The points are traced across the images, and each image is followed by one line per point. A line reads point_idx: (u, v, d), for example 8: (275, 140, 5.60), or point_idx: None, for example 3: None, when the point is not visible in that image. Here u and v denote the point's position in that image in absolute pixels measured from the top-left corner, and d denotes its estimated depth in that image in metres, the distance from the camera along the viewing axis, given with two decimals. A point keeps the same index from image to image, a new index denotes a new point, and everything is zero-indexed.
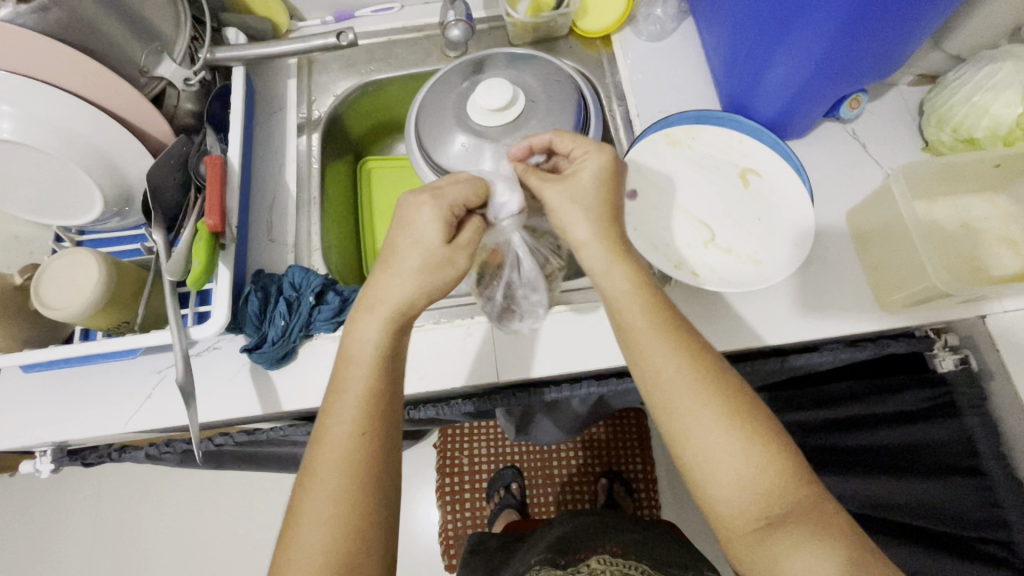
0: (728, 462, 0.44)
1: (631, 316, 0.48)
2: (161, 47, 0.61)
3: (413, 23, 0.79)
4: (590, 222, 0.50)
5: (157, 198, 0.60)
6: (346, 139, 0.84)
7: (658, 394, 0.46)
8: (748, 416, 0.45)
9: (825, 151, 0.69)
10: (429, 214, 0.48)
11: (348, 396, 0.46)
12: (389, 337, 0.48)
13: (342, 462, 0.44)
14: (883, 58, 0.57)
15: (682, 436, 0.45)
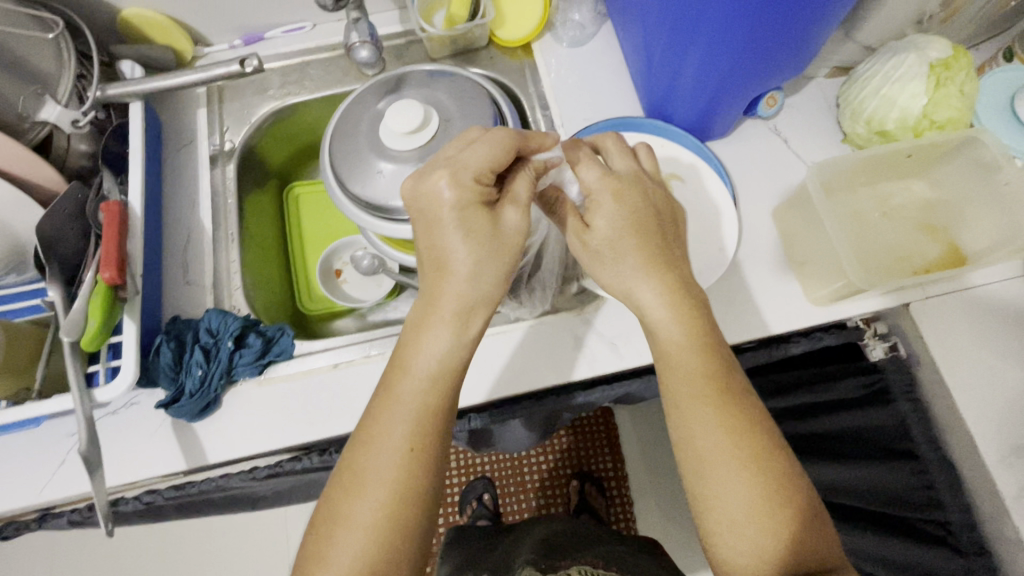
0: (756, 546, 0.41)
1: (684, 366, 0.46)
2: (41, 89, 0.57)
3: (327, 42, 0.77)
4: (624, 262, 0.48)
5: (54, 250, 0.56)
6: (268, 167, 0.80)
7: (699, 462, 0.44)
8: (786, 498, 0.42)
9: (748, 149, 0.70)
10: (450, 194, 0.45)
11: (399, 411, 0.43)
12: (452, 352, 0.45)
13: (365, 535, 0.41)
14: (791, 50, 0.56)
15: (714, 514, 0.43)
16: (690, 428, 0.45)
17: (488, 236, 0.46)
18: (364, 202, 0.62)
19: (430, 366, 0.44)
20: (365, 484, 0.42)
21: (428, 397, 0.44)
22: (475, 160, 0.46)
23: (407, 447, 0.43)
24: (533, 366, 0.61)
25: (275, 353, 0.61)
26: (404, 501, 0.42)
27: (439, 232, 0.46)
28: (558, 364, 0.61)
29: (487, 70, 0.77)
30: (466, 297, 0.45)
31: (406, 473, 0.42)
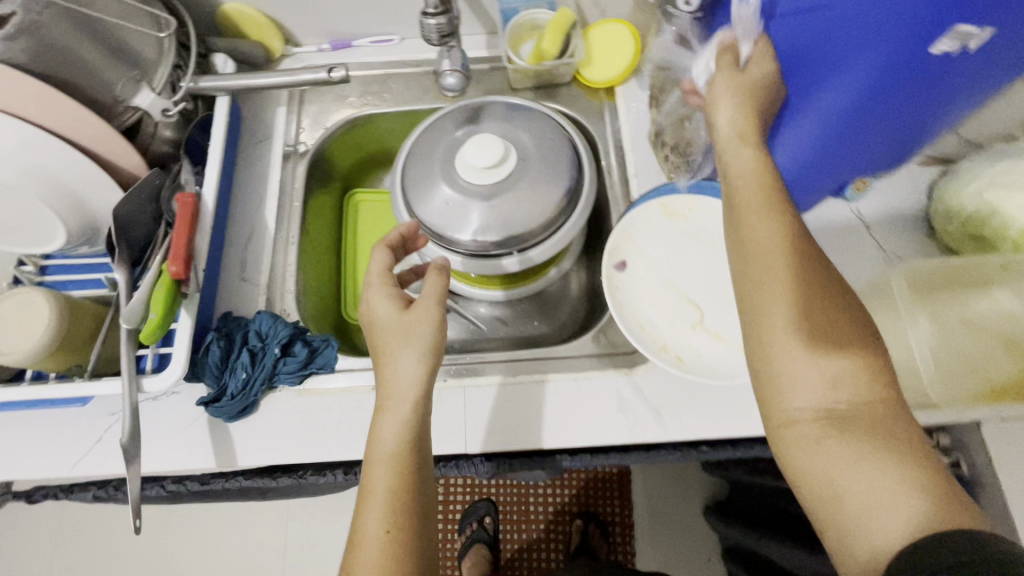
0: (813, 361, 0.38)
1: (745, 179, 0.44)
2: (139, 76, 0.58)
3: (413, 57, 0.77)
4: (734, 111, 0.47)
5: (125, 234, 0.58)
6: (333, 171, 0.80)
7: (754, 273, 0.41)
8: (841, 316, 0.40)
9: (828, 230, 0.66)
10: (378, 302, 0.51)
11: (374, 496, 0.44)
12: (410, 430, 0.46)
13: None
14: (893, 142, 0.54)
15: (769, 322, 0.40)
16: (755, 231, 0.42)
17: (402, 330, 0.49)
18: (429, 229, 0.61)
19: (389, 447, 0.45)
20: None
21: (400, 478, 0.44)
22: (378, 268, 0.53)
23: (389, 533, 0.42)
24: (573, 422, 0.59)
25: (318, 365, 0.61)
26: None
27: (378, 334, 0.50)
28: (602, 426, 0.58)
29: (566, 108, 0.76)
30: (403, 385, 0.47)
31: (395, 557, 0.42)
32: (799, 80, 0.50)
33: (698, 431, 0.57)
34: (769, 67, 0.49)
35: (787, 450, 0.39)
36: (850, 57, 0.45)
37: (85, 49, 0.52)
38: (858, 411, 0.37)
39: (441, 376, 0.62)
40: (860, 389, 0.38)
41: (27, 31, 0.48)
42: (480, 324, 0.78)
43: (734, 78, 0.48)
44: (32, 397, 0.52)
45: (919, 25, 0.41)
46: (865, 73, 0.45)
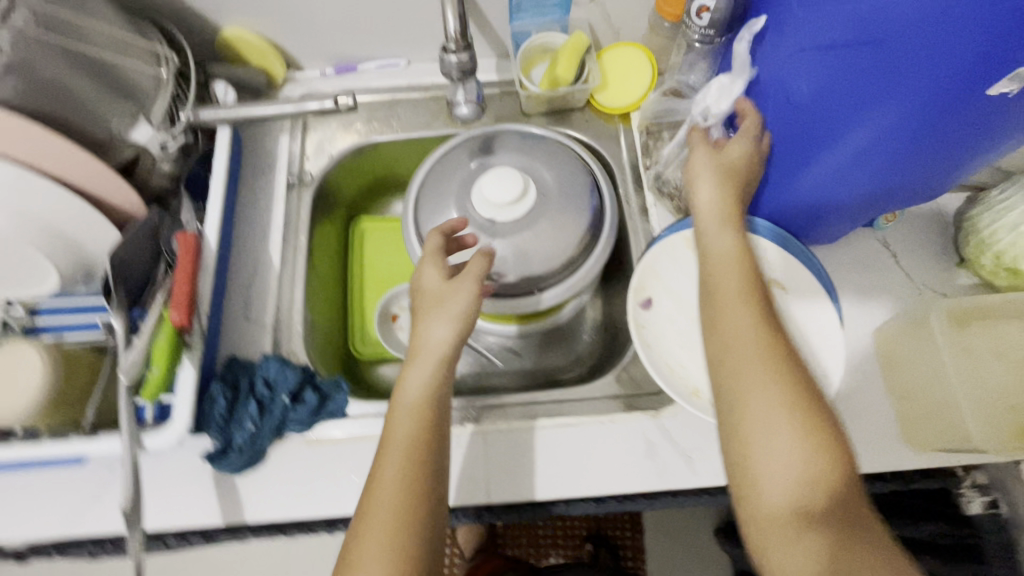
0: (784, 439, 0.42)
1: (725, 268, 0.50)
2: (136, 109, 0.54)
3: (419, 82, 0.75)
4: (716, 187, 0.53)
5: (123, 275, 0.55)
6: (338, 200, 0.77)
7: (736, 358, 0.46)
8: (810, 404, 0.43)
9: (855, 261, 0.64)
10: (427, 267, 0.53)
11: (383, 499, 0.44)
12: (422, 440, 0.46)
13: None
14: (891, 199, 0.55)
15: (743, 419, 0.44)
16: (734, 321, 0.47)
17: (445, 304, 0.51)
18: None
19: (401, 453, 0.46)
20: (366, 544, 0.43)
21: (410, 487, 0.45)
22: (431, 242, 0.55)
23: (394, 539, 0.43)
24: (600, 469, 0.56)
25: (329, 411, 0.57)
26: (403, 545, 0.43)
27: (423, 302, 0.52)
28: (629, 472, 0.56)
29: (579, 133, 0.73)
30: (420, 396, 0.48)
31: (405, 510, 0.44)
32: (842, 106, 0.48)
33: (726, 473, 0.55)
34: (744, 142, 0.55)
35: (752, 525, 0.42)
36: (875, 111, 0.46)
37: (79, 81, 0.49)
38: (825, 502, 0.40)
39: (460, 420, 0.59)
40: (830, 475, 0.41)
41: (19, 70, 0.45)
42: (491, 357, 0.75)
43: (716, 154, 0.54)
44: (24, 458, 0.49)
45: (950, 101, 0.42)
46: (886, 129, 0.46)
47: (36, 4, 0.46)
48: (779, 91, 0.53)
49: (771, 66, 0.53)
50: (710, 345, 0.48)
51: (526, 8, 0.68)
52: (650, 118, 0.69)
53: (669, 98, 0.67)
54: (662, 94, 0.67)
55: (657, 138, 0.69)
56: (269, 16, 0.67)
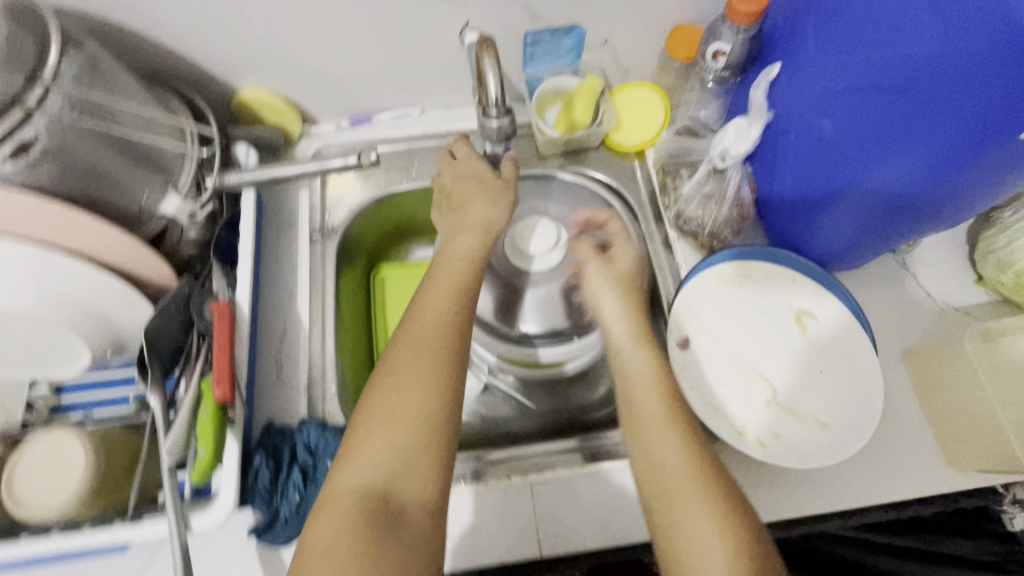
0: (715, 551, 0.41)
1: (646, 400, 0.50)
2: (165, 181, 0.54)
3: (435, 130, 0.76)
4: (618, 303, 0.59)
5: (155, 349, 0.54)
6: (359, 250, 0.77)
7: (662, 485, 0.46)
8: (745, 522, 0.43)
9: (878, 285, 0.66)
10: (473, 168, 0.62)
11: (401, 383, 0.47)
12: (450, 306, 0.52)
13: (391, 441, 0.45)
14: (907, 229, 0.55)
15: (683, 539, 0.43)
16: (662, 451, 0.47)
17: (483, 189, 0.61)
18: None
19: (424, 318, 0.51)
20: (399, 391, 0.47)
21: (426, 365, 0.48)
22: (462, 152, 0.65)
23: (407, 418, 0.46)
24: None
25: None
26: (437, 390, 0.47)
27: (479, 185, 0.62)
28: None
29: (597, 172, 0.74)
30: (441, 300, 0.52)
31: (436, 371, 0.48)
32: (872, 140, 0.48)
33: (776, 509, 0.55)
34: (627, 258, 0.62)
35: None
36: (898, 129, 0.46)
37: (110, 159, 0.49)
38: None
39: (504, 475, 0.59)
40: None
41: (53, 154, 0.45)
42: (520, 399, 0.74)
43: (605, 266, 0.62)
44: (36, 554, 0.45)
45: (978, 134, 0.42)
46: (908, 149, 0.46)
47: (71, 87, 0.46)
48: (805, 130, 0.55)
49: (792, 100, 0.55)
50: (640, 471, 0.48)
51: (540, 55, 0.69)
52: (666, 158, 0.70)
53: (682, 137, 0.69)
54: (675, 134, 0.69)
55: (675, 176, 0.69)
56: (285, 75, 0.67)
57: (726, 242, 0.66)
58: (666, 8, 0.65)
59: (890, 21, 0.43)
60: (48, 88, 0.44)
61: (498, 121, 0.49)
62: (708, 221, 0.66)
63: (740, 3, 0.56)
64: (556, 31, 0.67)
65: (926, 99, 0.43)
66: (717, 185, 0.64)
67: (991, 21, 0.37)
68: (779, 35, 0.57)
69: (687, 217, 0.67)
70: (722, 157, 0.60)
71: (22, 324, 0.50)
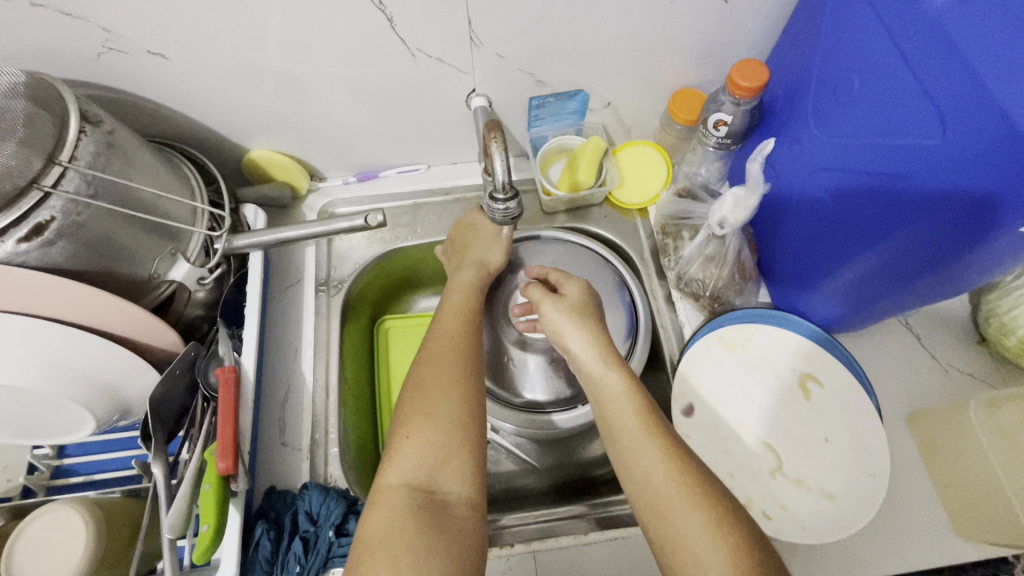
0: (716, 554, 0.40)
1: (624, 417, 0.48)
2: (174, 249, 0.55)
3: (442, 187, 0.77)
4: (580, 330, 0.55)
5: (160, 414, 0.53)
6: (365, 302, 0.77)
7: (658, 506, 0.43)
8: (744, 527, 0.41)
9: (881, 346, 0.66)
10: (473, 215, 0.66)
11: (430, 393, 0.49)
12: (462, 330, 0.54)
13: (425, 447, 0.46)
14: (908, 301, 0.54)
15: (683, 559, 0.41)
16: (647, 464, 0.45)
17: (484, 234, 0.64)
18: None
19: (443, 338, 0.53)
20: (431, 392, 0.49)
21: (454, 375, 0.50)
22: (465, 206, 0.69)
23: (444, 425, 0.47)
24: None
25: None
26: (463, 392, 0.49)
27: (475, 233, 0.65)
28: None
29: (599, 229, 0.75)
30: (455, 323, 0.55)
31: (460, 373, 0.50)
32: (877, 202, 0.48)
33: None
34: (575, 287, 0.59)
35: None
36: (891, 205, 0.46)
37: (124, 232, 0.50)
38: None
39: (509, 541, 0.58)
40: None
41: (68, 233, 0.46)
42: (524, 455, 0.73)
43: (558, 301, 0.57)
44: None
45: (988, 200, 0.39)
46: (900, 224, 0.46)
47: (87, 167, 0.47)
48: (810, 199, 0.56)
49: (795, 167, 0.57)
50: (632, 490, 0.46)
51: (544, 116, 0.71)
52: (668, 217, 0.71)
53: (683, 198, 0.70)
54: (676, 194, 0.70)
55: (677, 237, 0.70)
56: (294, 136, 0.69)
57: (727, 302, 0.67)
58: (666, 73, 0.67)
59: (884, 102, 0.45)
60: (64, 169, 0.45)
61: (505, 203, 0.49)
62: (709, 283, 0.66)
63: (740, 78, 0.57)
64: (559, 95, 0.68)
65: (914, 174, 0.43)
66: (719, 248, 0.64)
67: (968, 102, 0.38)
68: (779, 106, 0.60)
69: (688, 278, 0.68)
70: (721, 223, 0.61)
71: (29, 396, 0.50)
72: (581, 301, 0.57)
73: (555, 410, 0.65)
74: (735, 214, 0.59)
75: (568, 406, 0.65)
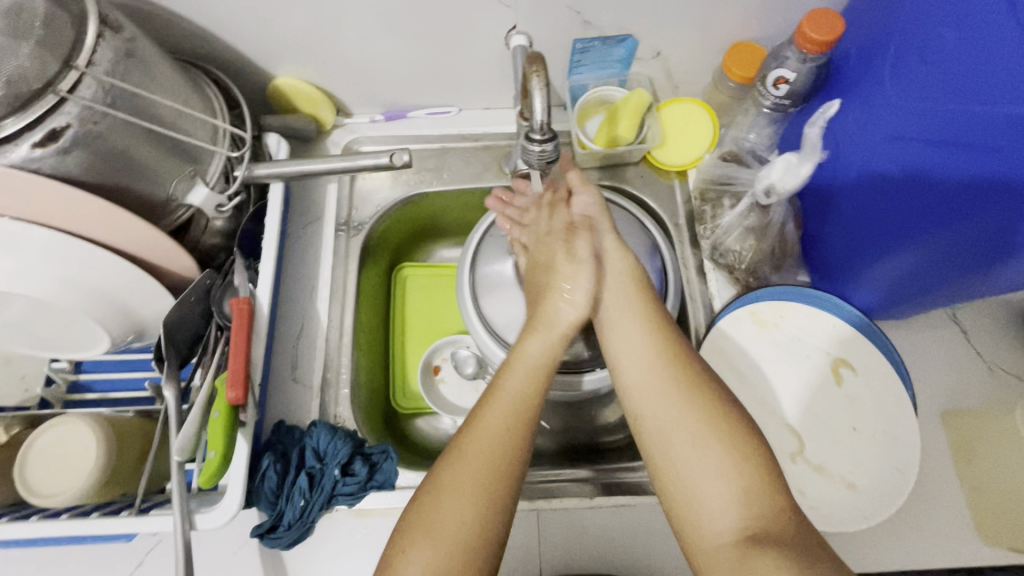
0: (706, 433, 0.40)
1: (626, 308, 0.49)
2: (194, 171, 0.53)
3: (471, 132, 0.73)
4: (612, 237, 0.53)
5: (174, 337, 0.53)
6: (384, 247, 0.75)
7: (649, 396, 0.43)
8: (740, 422, 0.41)
9: (924, 338, 0.62)
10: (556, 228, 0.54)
11: (459, 492, 0.40)
12: (520, 422, 0.43)
13: (435, 572, 0.37)
14: (942, 283, 0.51)
15: (672, 442, 0.41)
16: (644, 355, 0.45)
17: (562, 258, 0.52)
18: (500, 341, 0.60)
19: (495, 425, 0.43)
20: (446, 501, 0.40)
21: (493, 486, 0.40)
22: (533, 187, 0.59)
23: (465, 547, 0.38)
24: (655, 549, 0.55)
25: (378, 483, 0.55)
26: (482, 521, 0.39)
27: (552, 269, 0.52)
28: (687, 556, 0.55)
29: (634, 189, 0.71)
30: (518, 411, 0.44)
31: (489, 489, 0.40)
32: (926, 131, 0.45)
33: None
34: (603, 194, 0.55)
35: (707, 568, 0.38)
36: (948, 138, 0.43)
37: (142, 147, 0.48)
38: (775, 528, 0.37)
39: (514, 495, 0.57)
40: (769, 504, 0.38)
41: (83, 142, 0.44)
42: None
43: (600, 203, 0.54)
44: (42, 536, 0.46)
45: None
46: (948, 157, 0.43)
47: (106, 74, 0.44)
48: (867, 173, 0.51)
49: (848, 121, 0.53)
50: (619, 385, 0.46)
51: (587, 62, 0.66)
52: (708, 182, 0.66)
53: (727, 162, 0.65)
54: (719, 158, 0.65)
55: (716, 205, 0.66)
56: (322, 65, 0.65)
57: (762, 277, 0.64)
58: (727, 22, 0.61)
59: (978, 59, 0.40)
60: (81, 74, 0.43)
61: (540, 145, 0.46)
62: (746, 254, 0.63)
63: (810, 29, 0.52)
64: (606, 40, 0.63)
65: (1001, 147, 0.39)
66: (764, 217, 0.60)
67: None
68: (853, 63, 0.54)
69: (724, 249, 0.64)
70: (768, 190, 0.56)
71: (45, 309, 0.50)
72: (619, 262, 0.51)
73: (589, 371, 0.62)
74: (791, 178, 0.54)
75: (591, 366, 0.63)
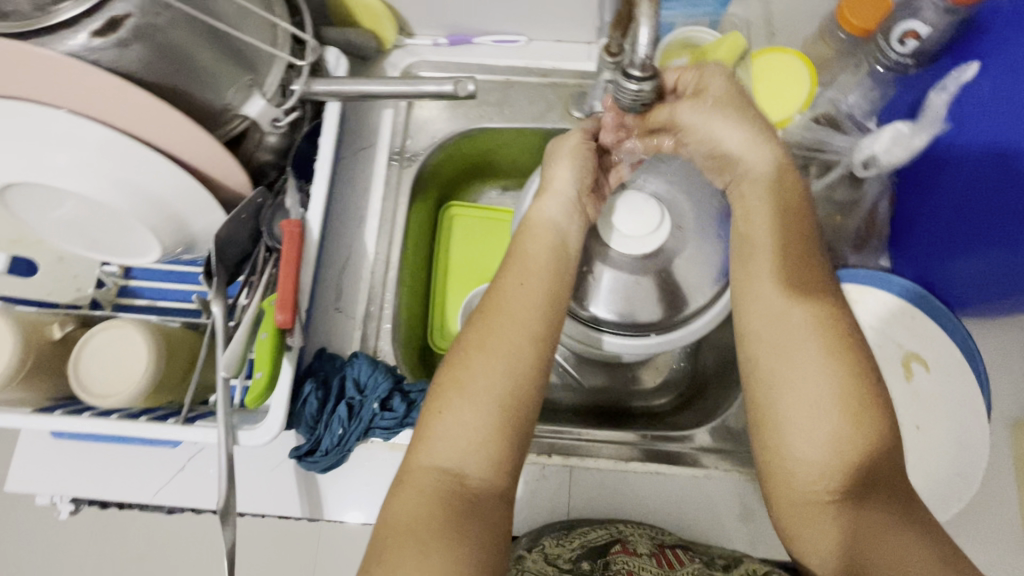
0: (832, 408, 0.40)
1: (768, 254, 0.46)
2: (252, 81, 0.50)
3: (538, 66, 0.68)
4: (745, 132, 0.49)
5: (223, 254, 0.52)
6: (433, 182, 0.72)
7: (781, 353, 0.42)
8: (875, 404, 0.40)
9: (1005, 340, 0.57)
10: (576, 149, 0.53)
11: (479, 363, 0.41)
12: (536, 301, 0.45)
13: (463, 429, 0.39)
14: None
15: (792, 404, 0.41)
16: (788, 314, 0.43)
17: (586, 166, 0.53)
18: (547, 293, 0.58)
19: (508, 307, 0.44)
20: (474, 358, 0.42)
21: (518, 355, 0.42)
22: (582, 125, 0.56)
23: (493, 405, 0.40)
24: (687, 519, 0.54)
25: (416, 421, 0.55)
26: (514, 377, 0.41)
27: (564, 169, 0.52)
28: (718, 529, 0.54)
29: None
30: (534, 294, 0.45)
31: (509, 364, 0.41)
32: None
33: None
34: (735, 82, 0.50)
35: (787, 520, 0.41)
36: None
37: (202, 49, 0.45)
38: (868, 500, 0.39)
39: (545, 450, 0.57)
40: (864, 478, 0.39)
41: (144, 34, 0.42)
42: (569, 369, 0.71)
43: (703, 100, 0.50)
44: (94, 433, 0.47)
45: None
46: None
47: None
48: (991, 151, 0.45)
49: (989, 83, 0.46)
50: (749, 331, 0.45)
51: None
52: (794, 147, 0.59)
53: (820, 126, 0.58)
54: (811, 119, 0.58)
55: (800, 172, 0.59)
56: None
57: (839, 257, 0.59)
58: None
59: None
60: None
61: (638, 84, 0.40)
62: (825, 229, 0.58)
63: None
64: None
65: None
66: None
67: None
68: (1005, 23, 0.46)
69: None
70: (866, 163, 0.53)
71: (100, 210, 0.49)
72: (759, 125, 0.49)
73: (609, 332, 0.57)
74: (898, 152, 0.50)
75: (637, 334, 0.57)
